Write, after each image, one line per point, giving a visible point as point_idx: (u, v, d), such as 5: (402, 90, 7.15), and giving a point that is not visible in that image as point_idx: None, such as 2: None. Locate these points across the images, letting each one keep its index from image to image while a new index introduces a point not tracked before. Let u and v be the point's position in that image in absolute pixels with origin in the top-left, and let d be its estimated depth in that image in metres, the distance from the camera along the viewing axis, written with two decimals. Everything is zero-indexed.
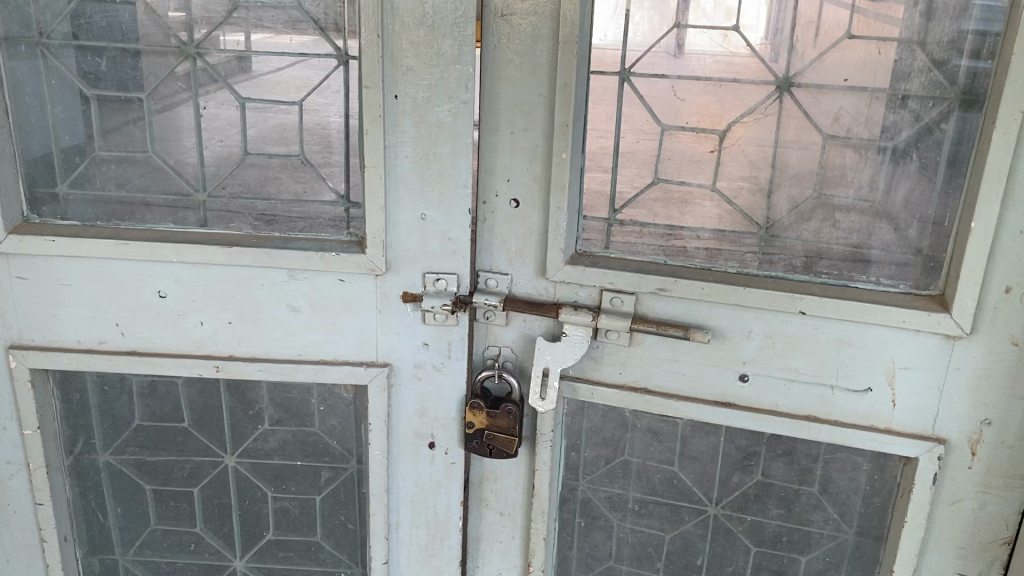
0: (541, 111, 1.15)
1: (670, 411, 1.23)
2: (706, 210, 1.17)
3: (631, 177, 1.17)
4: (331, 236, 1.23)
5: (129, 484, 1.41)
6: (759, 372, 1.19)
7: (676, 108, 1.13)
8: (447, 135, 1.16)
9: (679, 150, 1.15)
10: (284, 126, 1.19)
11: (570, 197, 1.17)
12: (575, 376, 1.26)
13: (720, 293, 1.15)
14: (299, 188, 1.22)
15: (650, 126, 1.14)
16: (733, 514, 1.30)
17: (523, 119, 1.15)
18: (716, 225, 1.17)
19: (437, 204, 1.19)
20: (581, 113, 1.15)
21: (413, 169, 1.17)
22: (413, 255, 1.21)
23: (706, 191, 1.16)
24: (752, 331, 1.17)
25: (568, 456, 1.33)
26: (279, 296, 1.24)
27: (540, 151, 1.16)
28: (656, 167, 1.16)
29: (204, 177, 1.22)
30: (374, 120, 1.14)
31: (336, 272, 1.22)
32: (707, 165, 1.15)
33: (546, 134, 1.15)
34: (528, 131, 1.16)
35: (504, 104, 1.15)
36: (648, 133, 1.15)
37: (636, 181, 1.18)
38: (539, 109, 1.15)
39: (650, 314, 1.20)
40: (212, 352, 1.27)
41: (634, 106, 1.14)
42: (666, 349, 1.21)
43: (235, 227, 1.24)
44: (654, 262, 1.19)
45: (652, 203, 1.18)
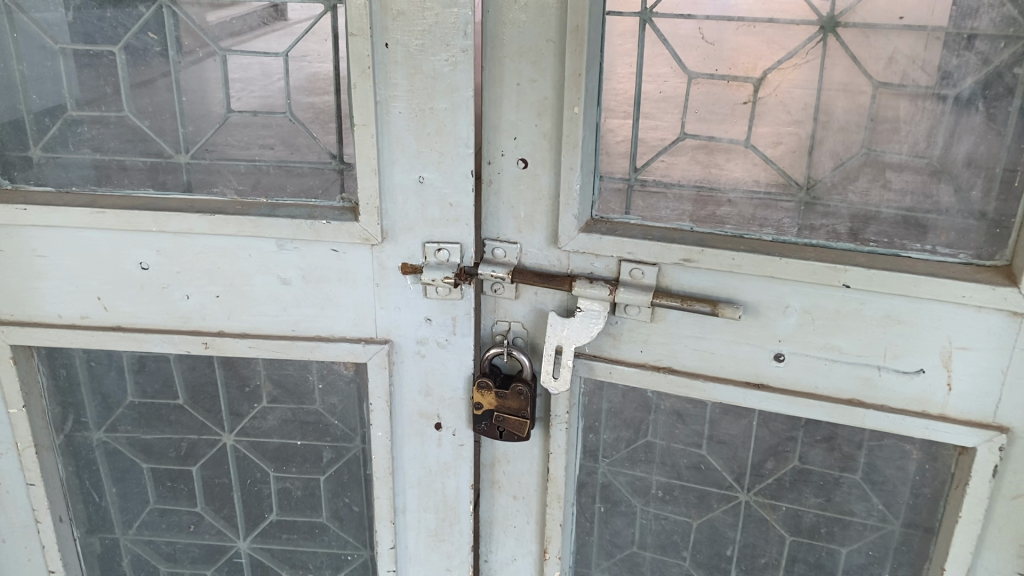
0: (549, 59, 1.02)
1: (696, 392, 1.11)
2: (737, 169, 1.03)
3: (653, 133, 1.04)
4: (322, 201, 1.12)
5: (124, 462, 1.34)
6: (796, 351, 1.06)
7: (704, 53, 0.99)
8: (444, 88, 1.03)
9: (707, 101, 1.02)
10: (270, 81, 1.08)
11: (584, 157, 1.05)
12: (592, 354, 1.15)
13: (753, 264, 1.02)
14: (287, 149, 1.11)
15: (674, 74, 1.01)
16: (766, 501, 1.19)
17: (530, 69, 1.03)
18: (749, 186, 1.04)
19: (436, 165, 1.07)
20: (595, 60, 1.02)
21: (408, 127, 1.05)
22: (412, 223, 1.10)
23: (739, 147, 1.03)
24: (789, 305, 1.04)
25: (586, 438, 1.23)
26: (268, 268, 1.14)
27: (549, 104, 1.04)
28: (681, 121, 1.03)
29: (184, 138, 1.12)
30: (363, 72, 1.02)
31: (329, 242, 1.11)
32: (739, 117, 1.01)
33: (556, 85, 1.03)
34: (535, 82, 1.03)
35: (509, 53, 1.03)
36: (672, 83, 1.02)
37: (658, 137, 1.05)
38: (546, 56, 1.02)
39: (673, 287, 1.08)
40: (200, 327, 1.18)
41: (656, 52, 1.01)
42: (692, 325, 1.09)
43: (219, 191, 1.14)
44: (679, 229, 1.07)
45: (676, 162, 1.05)
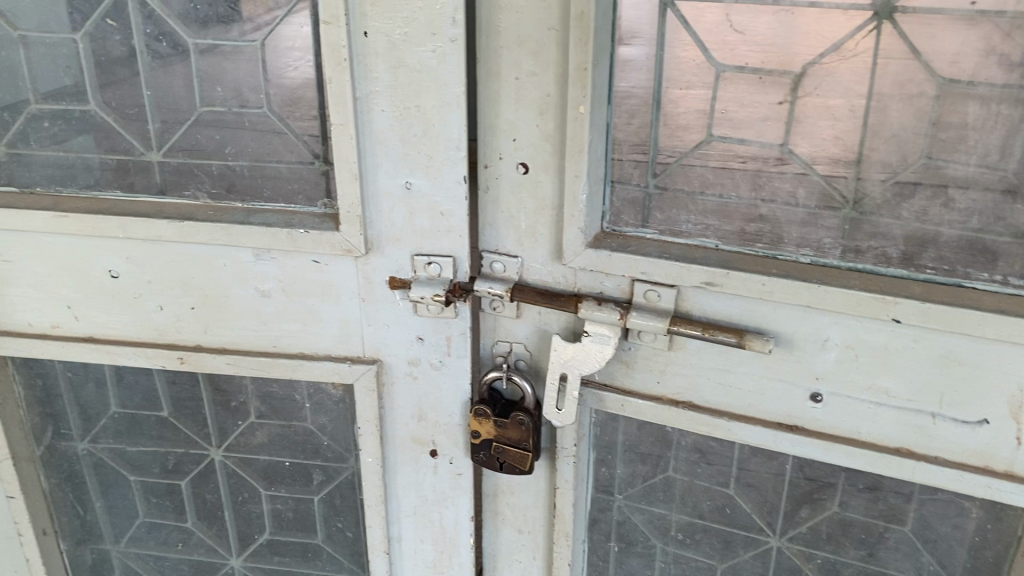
0: (552, 49, 0.88)
1: (719, 432, 0.98)
2: (770, 179, 0.88)
3: (673, 136, 0.90)
4: (302, 207, 1.01)
5: (109, 475, 1.26)
6: (836, 392, 0.92)
7: (733, 44, 0.84)
8: (430, 83, 0.90)
9: (736, 100, 0.87)
10: (242, 73, 0.97)
11: (591, 163, 0.91)
12: (602, 382, 1.02)
13: (786, 292, 0.88)
14: (262, 148, 1.00)
15: (697, 68, 0.86)
16: (800, 551, 1.05)
17: (530, 60, 0.89)
18: (784, 199, 0.89)
19: (424, 169, 0.94)
20: (604, 52, 0.87)
21: (391, 127, 0.93)
22: (399, 234, 0.98)
23: (772, 153, 0.88)
24: (829, 339, 0.90)
25: (598, 472, 1.10)
26: (244, 279, 1.03)
27: (552, 102, 0.90)
28: (706, 123, 0.88)
29: (154, 134, 1.01)
30: (338, 65, 0.90)
31: (309, 253, 1.00)
32: (773, 119, 0.86)
33: (559, 80, 0.89)
34: (535, 77, 0.90)
35: (506, 42, 0.89)
36: (694, 79, 0.87)
37: (679, 140, 0.90)
38: (549, 45, 0.88)
39: (694, 313, 0.94)
40: (176, 341, 1.08)
41: (676, 42, 0.86)
42: (716, 356, 0.95)
43: (190, 194, 1.03)
44: (701, 246, 0.92)
45: (699, 169, 0.91)
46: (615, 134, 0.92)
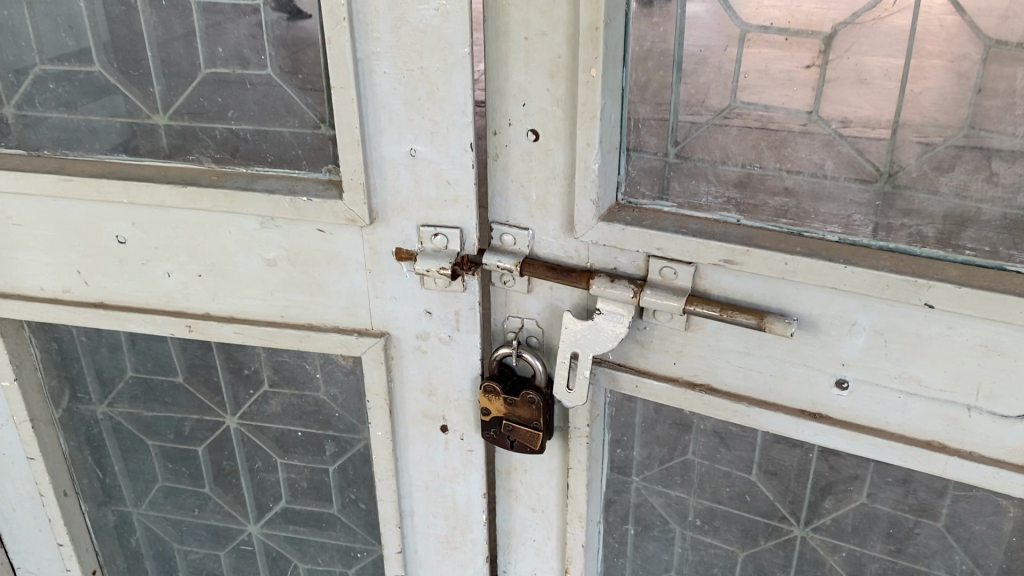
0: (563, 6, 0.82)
1: (738, 418, 0.92)
2: (797, 149, 0.82)
3: (694, 101, 0.84)
4: (307, 174, 0.98)
5: (128, 438, 1.26)
6: (863, 379, 0.85)
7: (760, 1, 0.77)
8: (434, 43, 0.85)
9: (762, 62, 0.80)
10: (243, 34, 0.92)
11: (605, 129, 0.85)
12: (615, 362, 0.97)
13: (810, 272, 0.81)
14: (265, 112, 0.96)
15: (719, 27, 0.80)
16: (824, 543, 1.00)
17: (540, 19, 0.83)
18: (812, 171, 0.82)
19: (428, 135, 0.90)
20: (619, 10, 0.81)
21: (394, 90, 0.88)
22: (404, 203, 0.94)
23: (799, 122, 0.81)
24: (856, 323, 0.83)
25: (614, 454, 1.06)
26: (250, 247, 1.01)
27: (564, 63, 0.84)
28: (729, 88, 0.82)
29: (157, 97, 0.98)
30: (337, 24, 0.85)
31: (313, 222, 0.97)
32: (801, 84, 0.79)
33: (570, 41, 0.83)
34: (546, 37, 0.84)
35: None
36: (717, 39, 0.80)
37: (699, 106, 0.84)
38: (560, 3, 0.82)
39: (713, 292, 0.88)
40: (185, 309, 1.07)
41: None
42: (736, 338, 0.89)
43: (194, 158, 1.01)
44: (722, 221, 0.86)
45: (721, 138, 0.84)
46: (631, 99, 0.86)
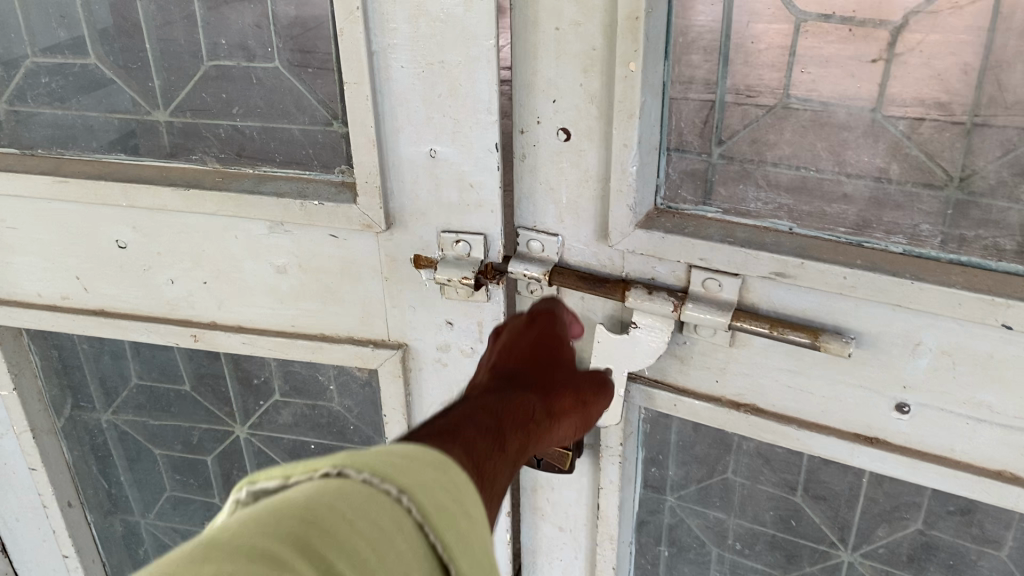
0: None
1: (786, 441, 0.85)
2: (858, 151, 0.74)
3: (742, 97, 0.76)
4: (318, 175, 0.91)
5: (135, 447, 1.21)
6: (927, 403, 0.78)
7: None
8: (456, 35, 0.77)
9: (820, 55, 0.71)
10: (247, 23, 0.85)
11: (644, 128, 0.77)
12: (652, 378, 0.90)
13: (872, 287, 0.73)
14: (273, 109, 0.89)
15: (772, 16, 0.72)
16: (875, 571, 0.93)
17: (572, 7, 0.75)
18: (875, 175, 0.74)
19: (449, 135, 0.82)
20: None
21: (413, 87, 0.81)
22: (423, 208, 0.87)
23: (862, 121, 0.72)
24: (921, 343, 0.76)
25: (648, 473, 0.99)
26: (258, 253, 0.94)
27: (598, 56, 0.76)
28: (782, 84, 0.74)
29: (157, 92, 0.91)
30: (350, 15, 0.77)
31: (325, 227, 0.90)
32: (865, 80, 0.71)
33: (606, 31, 0.75)
34: (579, 27, 0.76)
35: None
36: (770, 30, 0.72)
37: (749, 102, 0.76)
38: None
39: (761, 306, 0.81)
40: (190, 317, 1.00)
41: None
42: (785, 356, 0.82)
43: (197, 158, 0.94)
44: (772, 228, 0.79)
45: (773, 138, 0.76)
46: (672, 95, 0.79)
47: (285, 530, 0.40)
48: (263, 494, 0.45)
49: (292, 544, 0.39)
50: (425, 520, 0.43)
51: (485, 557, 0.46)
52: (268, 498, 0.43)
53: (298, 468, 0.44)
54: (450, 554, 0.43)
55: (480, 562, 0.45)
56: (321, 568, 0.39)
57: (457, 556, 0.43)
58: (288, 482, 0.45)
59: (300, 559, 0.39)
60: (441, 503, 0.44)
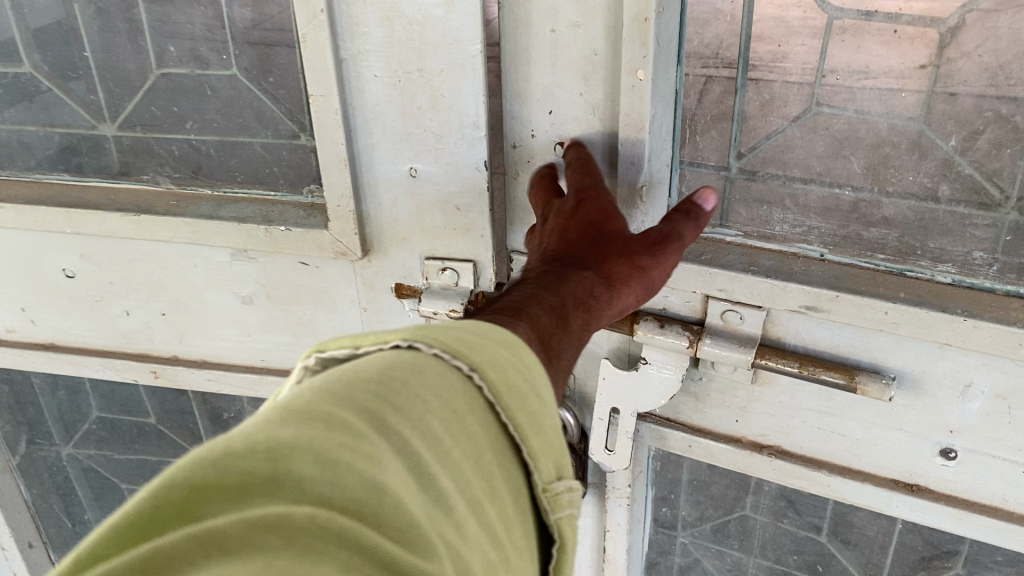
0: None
1: (816, 486, 0.77)
2: (899, 169, 0.65)
3: (764, 106, 0.67)
4: (285, 196, 0.81)
5: (99, 481, 1.11)
6: (976, 449, 0.69)
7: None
8: (436, 39, 0.67)
9: (860, 60, 0.62)
10: (198, 27, 0.74)
11: (654, 142, 0.68)
12: (664, 417, 0.82)
13: (917, 324, 0.64)
14: (232, 122, 0.79)
15: (802, 11, 0.62)
16: None
17: (569, 6, 0.65)
18: (920, 196, 0.65)
19: (431, 152, 0.72)
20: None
21: (389, 98, 0.71)
22: (405, 232, 0.77)
23: (906, 135, 0.63)
24: (971, 385, 0.67)
25: (658, 511, 0.91)
26: (220, 283, 0.84)
27: (600, 62, 0.66)
28: (810, 91, 0.65)
29: (101, 105, 0.81)
30: (313, 19, 0.67)
31: (294, 254, 0.79)
32: (912, 87, 0.61)
33: (610, 34, 0.65)
34: (579, 29, 0.65)
35: None
36: (797, 30, 0.63)
37: (772, 112, 0.67)
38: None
39: (788, 340, 0.72)
40: (149, 351, 0.91)
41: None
42: (815, 396, 0.73)
43: (149, 178, 0.84)
44: (802, 254, 0.70)
45: (802, 152, 0.68)
46: (685, 105, 0.70)
47: (355, 397, 0.34)
48: (333, 363, 0.40)
49: (365, 411, 0.33)
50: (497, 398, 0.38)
51: (561, 439, 0.41)
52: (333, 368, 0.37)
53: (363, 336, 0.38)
54: (526, 433, 0.38)
55: (558, 447, 0.40)
56: (403, 442, 0.33)
57: (530, 437, 0.38)
58: (356, 348, 0.39)
59: (377, 426, 0.33)
60: (513, 378, 0.39)
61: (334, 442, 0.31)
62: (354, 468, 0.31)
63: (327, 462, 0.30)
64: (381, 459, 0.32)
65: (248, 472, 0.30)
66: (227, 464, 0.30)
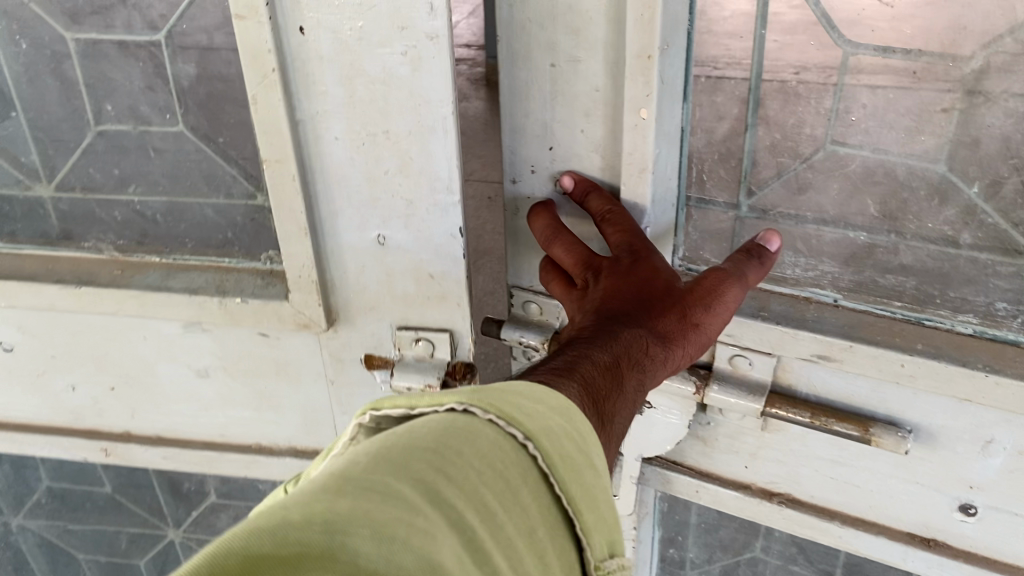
0: (600, 24, 0.59)
1: (828, 536, 0.74)
2: (919, 214, 0.60)
3: (775, 145, 0.63)
4: (240, 262, 0.74)
5: (54, 551, 1.04)
6: (997, 506, 0.65)
7: (877, 19, 0.54)
8: (403, 99, 0.60)
9: (875, 102, 0.57)
10: (138, 83, 0.67)
11: (658, 183, 0.64)
12: (670, 460, 0.80)
13: (935, 378, 0.60)
14: (180, 184, 0.72)
15: (814, 50, 0.57)
16: None
17: (569, 39, 0.61)
18: (940, 243, 0.61)
19: (401, 218, 0.66)
20: (679, 28, 0.58)
21: (352, 161, 0.64)
22: (374, 301, 0.71)
23: (926, 179, 0.59)
24: (992, 441, 0.62)
25: (667, 547, 0.92)
26: (172, 356, 0.77)
27: (604, 100, 0.62)
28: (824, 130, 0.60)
29: (35, 165, 0.73)
30: (265, 79, 0.60)
31: (252, 326, 0.73)
32: (932, 131, 0.57)
33: (612, 71, 0.61)
34: (579, 66, 0.61)
35: (537, 12, 0.60)
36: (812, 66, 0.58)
37: (786, 150, 0.63)
38: (594, 20, 0.59)
39: (799, 389, 0.68)
40: (98, 426, 0.84)
41: (784, 13, 0.57)
42: (826, 445, 0.70)
43: (91, 245, 0.76)
44: (814, 299, 0.66)
45: (815, 194, 0.63)
46: (692, 144, 0.65)
47: (410, 468, 0.33)
48: (388, 421, 0.39)
49: (420, 485, 0.32)
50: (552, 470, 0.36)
51: (613, 514, 0.39)
52: (385, 430, 0.36)
53: (420, 397, 0.38)
54: (580, 507, 0.37)
55: (610, 521, 0.38)
56: (455, 518, 0.32)
57: (583, 511, 0.37)
58: (411, 408, 0.38)
59: (430, 502, 0.32)
60: (567, 448, 0.37)
61: (389, 516, 0.30)
62: (404, 546, 0.29)
63: (383, 537, 0.29)
64: (433, 539, 0.30)
65: (301, 545, 0.29)
66: (283, 535, 0.29)
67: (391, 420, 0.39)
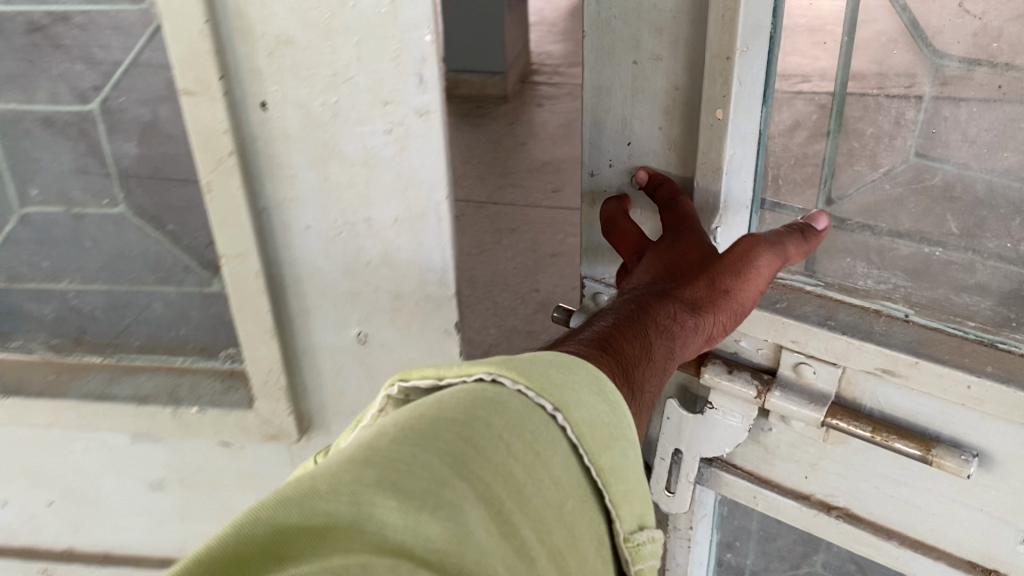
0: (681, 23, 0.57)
1: (890, 560, 0.65)
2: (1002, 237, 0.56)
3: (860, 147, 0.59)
4: (194, 364, 0.65)
5: None
6: None
7: (964, 30, 0.51)
8: (387, 181, 0.54)
9: (959, 114, 0.54)
10: (72, 155, 0.58)
11: (733, 186, 0.61)
12: (730, 461, 0.72)
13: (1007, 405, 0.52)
14: (120, 273, 0.63)
15: (897, 57, 0.55)
16: None
17: (653, 40, 0.58)
18: (1021, 264, 0.56)
19: (385, 311, 0.59)
20: (760, 34, 0.55)
21: (327, 252, 0.58)
22: (353, 403, 0.64)
23: (1007, 198, 0.54)
24: None
25: (722, 557, 0.85)
26: (118, 468, 0.70)
27: (682, 99, 0.59)
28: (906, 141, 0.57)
29: None
30: (222, 167, 0.53)
31: (206, 437, 0.66)
32: (1016, 147, 0.52)
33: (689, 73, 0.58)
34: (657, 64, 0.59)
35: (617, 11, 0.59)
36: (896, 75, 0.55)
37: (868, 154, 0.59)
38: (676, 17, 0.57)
39: (864, 403, 0.60)
40: (37, 545, 0.77)
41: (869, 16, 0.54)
42: (892, 465, 0.62)
43: (20, 345, 0.66)
44: (885, 312, 0.60)
45: (895, 205, 0.60)
46: (770, 146, 0.62)
47: (441, 441, 0.34)
48: (417, 392, 0.40)
49: (450, 458, 0.33)
50: (581, 442, 0.37)
51: (642, 484, 0.40)
52: (417, 400, 0.37)
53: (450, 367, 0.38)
54: (608, 478, 0.38)
55: (637, 493, 0.40)
56: (484, 494, 0.33)
57: (613, 480, 0.38)
58: (440, 378, 0.39)
59: (458, 475, 0.32)
60: (597, 424, 0.38)
61: (418, 485, 0.31)
62: (428, 524, 0.30)
63: (413, 508, 0.30)
64: (461, 510, 0.31)
65: (326, 518, 0.30)
66: (311, 508, 0.30)
67: (419, 390, 0.40)
